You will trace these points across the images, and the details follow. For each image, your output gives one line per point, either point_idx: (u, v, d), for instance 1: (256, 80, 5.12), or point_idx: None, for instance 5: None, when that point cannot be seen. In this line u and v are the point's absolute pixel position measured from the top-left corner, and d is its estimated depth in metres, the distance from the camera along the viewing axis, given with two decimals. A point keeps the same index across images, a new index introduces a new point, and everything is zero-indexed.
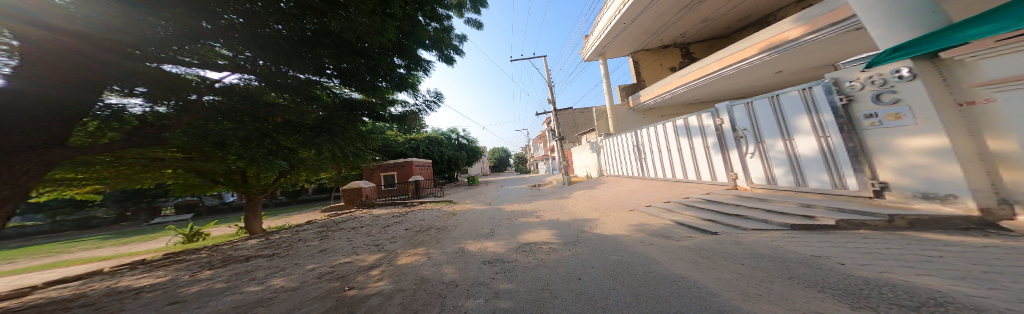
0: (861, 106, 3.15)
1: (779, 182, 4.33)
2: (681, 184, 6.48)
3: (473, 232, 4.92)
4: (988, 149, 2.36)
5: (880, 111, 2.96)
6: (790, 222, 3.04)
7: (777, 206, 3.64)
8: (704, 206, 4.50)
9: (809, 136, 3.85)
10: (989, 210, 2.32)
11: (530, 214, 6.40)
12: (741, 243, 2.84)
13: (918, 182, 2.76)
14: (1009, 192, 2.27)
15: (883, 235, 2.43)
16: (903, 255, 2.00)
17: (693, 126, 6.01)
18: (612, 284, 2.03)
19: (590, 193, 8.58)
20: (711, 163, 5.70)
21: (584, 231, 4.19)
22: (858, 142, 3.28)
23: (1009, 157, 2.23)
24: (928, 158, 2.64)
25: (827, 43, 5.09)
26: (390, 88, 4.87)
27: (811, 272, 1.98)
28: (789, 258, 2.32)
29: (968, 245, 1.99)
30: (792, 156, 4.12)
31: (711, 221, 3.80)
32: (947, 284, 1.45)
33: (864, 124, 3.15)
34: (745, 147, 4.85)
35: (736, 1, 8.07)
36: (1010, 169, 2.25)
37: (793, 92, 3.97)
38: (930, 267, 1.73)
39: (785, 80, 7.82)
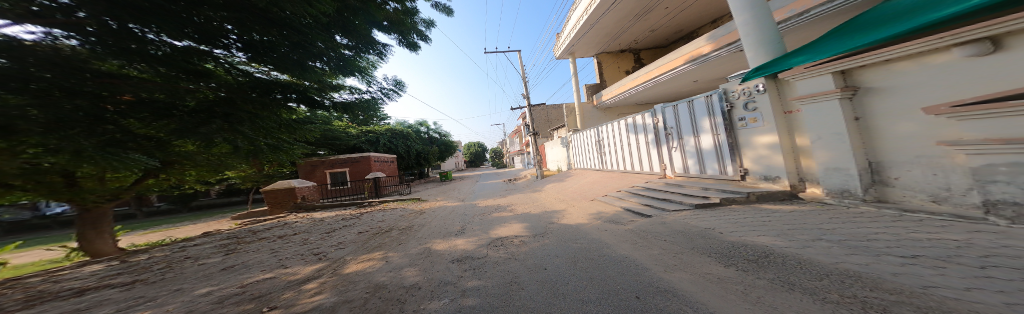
0: (737, 112, 4.13)
1: (691, 170, 5.34)
2: (629, 174, 7.40)
3: (441, 230, 4.67)
4: (798, 145, 3.44)
5: (747, 115, 3.94)
6: (694, 202, 3.81)
7: (687, 190, 4.53)
8: (640, 194, 5.30)
9: (709, 134, 4.82)
10: (794, 186, 3.44)
11: (503, 208, 6.45)
12: (665, 222, 3.45)
13: (761, 168, 3.83)
14: (805, 173, 3.41)
15: (743, 208, 3.28)
16: (752, 221, 2.74)
17: (638, 124, 6.91)
18: (573, 270, 2.19)
19: (560, 186, 9.07)
20: (649, 156, 6.65)
21: (553, 221, 4.46)
22: (735, 139, 4.27)
23: (808, 150, 3.30)
24: (768, 150, 3.66)
25: (729, 59, 6.43)
26: (330, 70, 4.17)
27: (704, 242, 2.53)
28: (693, 231, 2.92)
29: (784, 211, 2.85)
30: (698, 150, 5.11)
31: (648, 205, 4.51)
32: (773, 240, 2.05)
33: (738, 125, 4.15)
34: (671, 142, 5.81)
35: (672, 16, 9.53)
36: (807, 158, 3.33)
37: (702, 97, 4.82)
38: (764, 228, 2.43)
39: (701, 88, 9.64)
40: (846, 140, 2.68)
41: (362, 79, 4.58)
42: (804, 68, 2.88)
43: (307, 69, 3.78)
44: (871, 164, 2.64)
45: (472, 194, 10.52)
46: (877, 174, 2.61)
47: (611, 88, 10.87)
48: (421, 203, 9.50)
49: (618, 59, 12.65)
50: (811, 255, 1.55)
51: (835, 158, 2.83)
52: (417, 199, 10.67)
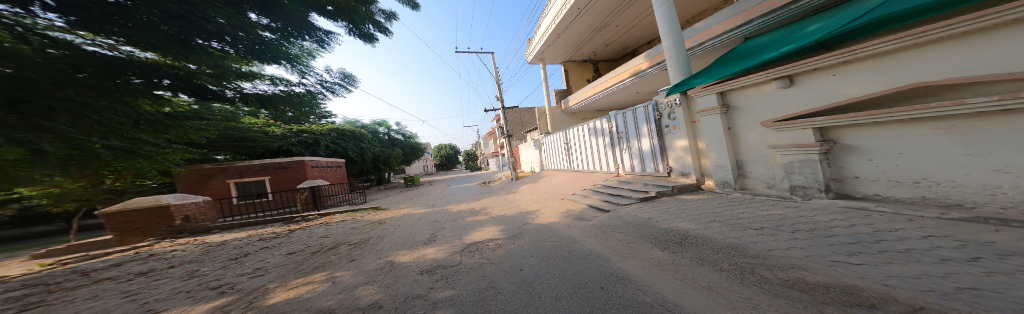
0: (663, 120, 4.99)
1: (636, 169, 6.04)
2: (592, 173, 7.97)
3: (410, 240, 4.43)
4: (699, 147, 4.52)
5: (669, 123, 4.85)
6: (638, 197, 4.40)
7: (633, 186, 5.17)
8: (598, 191, 5.87)
9: (646, 138, 5.54)
10: (699, 179, 4.51)
11: (479, 211, 6.42)
12: (620, 215, 3.92)
13: (679, 166, 4.83)
14: (702, 169, 4.55)
15: (673, 200, 3.94)
16: (681, 211, 3.33)
17: (596, 129, 7.56)
18: (546, 269, 2.36)
19: (533, 187, 9.30)
20: (604, 157, 7.28)
21: (527, 222, 4.59)
22: (662, 142, 5.07)
23: (705, 151, 4.38)
24: (683, 152, 4.63)
25: (661, 75, 7.50)
26: (239, 53, 3.54)
27: (648, 230, 2.99)
28: (640, 221, 3.41)
29: (698, 200, 3.52)
30: (639, 151, 5.82)
31: (606, 201, 5.00)
32: (695, 228, 2.61)
33: (664, 131, 5.02)
34: (621, 145, 6.48)
35: (622, 33, 10.70)
36: (705, 157, 4.43)
37: (641, 106, 5.52)
38: (687, 216, 2.99)
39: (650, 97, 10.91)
40: (724, 144, 3.89)
41: (294, 68, 4.14)
42: (699, 89, 4.02)
43: (193, 50, 3.01)
44: (740, 161, 3.88)
45: (443, 200, 10.15)
46: (741, 169, 3.87)
47: (575, 95, 11.62)
48: (383, 212, 8.81)
49: (582, 67, 13.52)
50: None
51: (722, 157, 3.97)
52: (376, 207, 9.80)
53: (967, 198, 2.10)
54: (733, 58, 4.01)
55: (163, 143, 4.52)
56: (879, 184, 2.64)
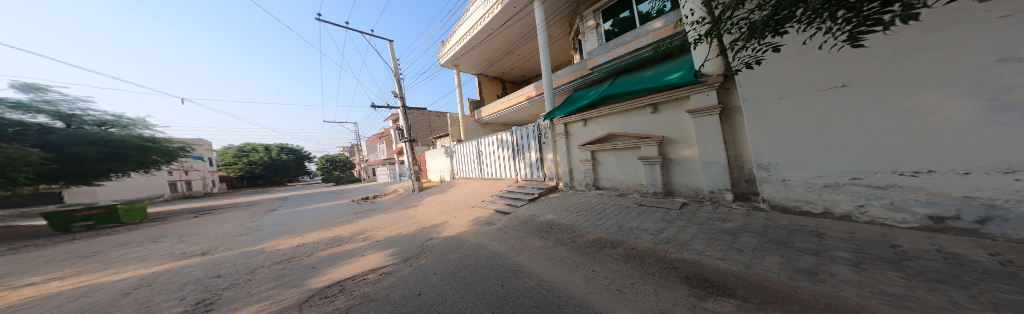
0: (540, 138, 6.43)
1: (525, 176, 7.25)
2: (497, 180, 8.77)
3: (202, 289, 2.65)
4: (555, 160, 6.10)
5: (544, 140, 6.28)
6: (529, 198, 5.52)
7: (525, 189, 6.30)
8: (502, 196, 6.58)
9: (531, 151, 6.81)
10: (554, 183, 6.07)
11: (351, 235, 4.75)
12: (517, 216, 4.66)
13: (548, 172, 6.29)
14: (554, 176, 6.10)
15: (552, 198, 5.32)
16: (559, 208, 4.49)
17: (500, 140, 8.45)
18: (449, 283, 2.26)
19: (441, 197, 9.02)
20: (506, 165, 8.25)
21: (429, 238, 4.08)
22: (541, 154, 6.46)
23: (557, 162, 6.03)
24: (550, 162, 6.17)
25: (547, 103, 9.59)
26: None
27: (535, 228, 3.76)
28: (532, 219, 4.24)
29: (562, 199, 5.04)
30: (528, 161, 7.04)
31: (506, 203, 5.81)
32: (567, 223, 3.67)
33: (541, 146, 6.42)
34: (516, 155, 7.55)
35: (525, 61, 12.70)
36: (558, 166, 6.07)
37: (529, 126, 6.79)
38: (563, 215, 4.05)
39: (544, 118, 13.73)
40: (565, 158, 5.71)
41: None
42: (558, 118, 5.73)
43: None
44: (570, 170, 5.72)
45: (310, 218, 7.56)
46: (571, 175, 5.69)
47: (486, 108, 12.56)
48: None
49: (493, 83, 14.61)
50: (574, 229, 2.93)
51: (565, 166, 5.77)
52: None
53: (625, 188, 4.70)
54: (574, 100, 5.87)
55: None
56: (608, 182, 5.01)
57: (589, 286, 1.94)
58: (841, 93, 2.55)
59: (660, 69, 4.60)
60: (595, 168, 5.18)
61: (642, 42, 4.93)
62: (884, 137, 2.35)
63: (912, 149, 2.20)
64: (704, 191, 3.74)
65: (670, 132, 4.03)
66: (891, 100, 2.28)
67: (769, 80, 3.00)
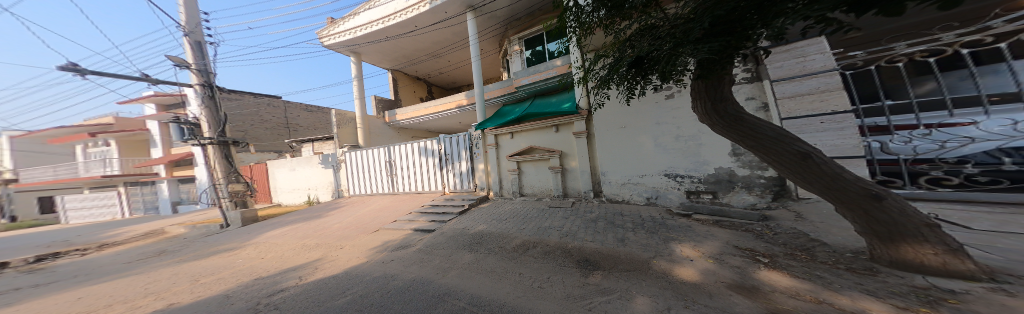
0: (469, 148, 6.49)
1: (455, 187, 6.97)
2: (420, 195, 7.78)
3: None
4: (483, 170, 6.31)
5: (475, 151, 6.44)
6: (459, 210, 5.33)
7: (454, 202, 6.08)
8: (424, 213, 5.93)
9: (462, 161, 6.71)
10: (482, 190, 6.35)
11: (116, 300, 2.63)
12: (444, 232, 4.41)
13: (479, 183, 6.40)
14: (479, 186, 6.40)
15: (479, 209, 5.33)
16: (488, 217, 4.59)
17: (426, 148, 7.62)
18: None
19: (314, 225, 6.14)
20: (430, 177, 7.61)
21: (276, 292, 2.55)
22: (472, 164, 6.50)
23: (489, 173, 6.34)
24: (479, 173, 6.33)
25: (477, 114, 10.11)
26: None
27: (463, 243, 3.67)
28: (461, 233, 4.12)
29: (488, 209, 5.21)
30: (459, 172, 6.85)
31: (431, 220, 5.29)
32: (496, 230, 3.82)
33: (473, 155, 6.48)
34: (446, 165, 7.17)
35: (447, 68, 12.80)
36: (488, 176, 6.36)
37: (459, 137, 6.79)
38: (491, 224, 4.18)
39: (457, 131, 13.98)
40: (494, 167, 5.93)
41: None
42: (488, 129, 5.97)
43: None
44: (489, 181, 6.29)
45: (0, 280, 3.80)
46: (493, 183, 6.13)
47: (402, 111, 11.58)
48: None
49: (413, 83, 13.61)
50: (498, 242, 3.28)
51: (488, 176, 6.25)
52: None
53: (540, 194, 5.37)
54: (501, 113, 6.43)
55: None
56: (529, 189, 5.53)
57: (516, 290, 2.11)
58: (618, 133, 4.44)
59: (557, 96, 5.75)
60: (520, 177, 5.63)
61: (551, 73, 5.93)
62: (629, 158, 4.37)
63: (637, 164, 4.31)
64: (584, 192, 4.81)
65: (564, 148, 4.97)
66: (634, 139, 4.31)
67: (599, 116, 4.59)
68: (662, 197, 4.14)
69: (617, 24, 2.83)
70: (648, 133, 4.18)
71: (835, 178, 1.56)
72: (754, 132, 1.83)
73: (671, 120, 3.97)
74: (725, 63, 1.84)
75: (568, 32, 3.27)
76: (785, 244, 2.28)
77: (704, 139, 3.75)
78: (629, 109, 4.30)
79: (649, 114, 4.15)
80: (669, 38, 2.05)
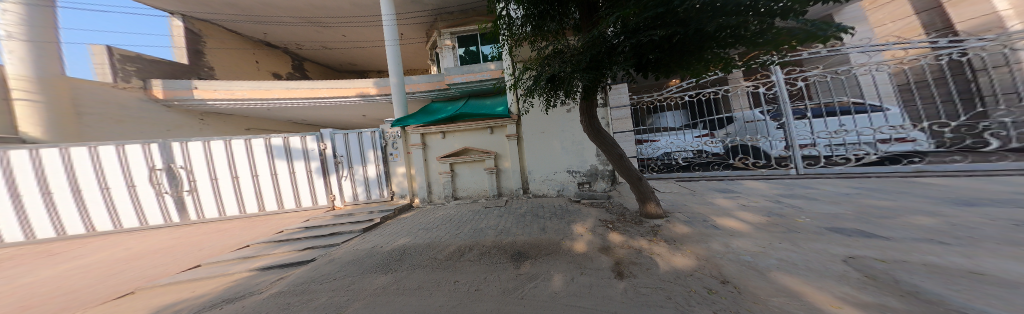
0: (387, 148, 6.07)
1: (359, 197, 6.26)
2: (275, 216, 6.13)
3: None
4: (403, 172, 6.07)
5: (392, 152, 6.04)
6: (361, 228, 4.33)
7: (356, 216, 5.20)
8: (288, 240, 4.29)
9: (371, 164, 6.14)
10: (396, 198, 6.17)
11: None
12: (335, 258, 3.36)
13: (399, 189, 6.09)
14: (395, 192, 6.13)
15: (386, 226, 4.50)
16: (400, 232, 3.97)
17: (298, 149, 6.29)
18: None
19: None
20: (310, 187, 6.35)
21: None
22: (386, 168, 6.11)
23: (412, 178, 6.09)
24: (399, 177, 6.05)
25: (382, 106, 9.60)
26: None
27: (371, 264, 3.00)
28: (365, 256, 3.31)
29: (398, 222, 4.57)
30: (364, 178, 6.21)
31: (309, 248, 3.85)
32: (415, 243, 3.46)
33: (389, 158, 6.06)
34: (342, 171, 6.31)
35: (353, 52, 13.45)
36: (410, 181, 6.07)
37: (354, 143, 6.22)
38: (405, 237, 3.71)
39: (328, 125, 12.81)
40: (422, 170, 5.51)
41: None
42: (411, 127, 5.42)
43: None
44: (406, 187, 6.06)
45: None
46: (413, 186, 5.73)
47: (219, 88, 8.68)
48: None
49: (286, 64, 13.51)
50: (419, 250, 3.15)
51: (407, 179, 6.05)
52: None
53: (476, 195, 5.50)
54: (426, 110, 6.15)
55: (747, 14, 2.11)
56: (463, 192, 5.52)
57: (459, 296, 2.05)
58: (534, 138, 5.12)
59: (484, 100, 6.30)
60: (453, 179, 5.51)
61: (484, 76, 6.49)
62: (541, 160, 5.14)
63: (546, 163, 5.14)
64: (515, 190, 5.34)
65: (498, 149, 5.33)
66: (545, 144, 5.09)
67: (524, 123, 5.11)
68: (566, 189, 5.11)
69: (537, 43, 3.39)
70: (557, 138, 5.03)
71: (626, 168, 3.13)
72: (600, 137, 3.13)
73: (570, 129, 4.98)
74: (597, 91, 2.91)
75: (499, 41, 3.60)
76: (616, 213, 3.72)
77: (586, 144, 4.97)
78: (543, 118, 5.04)
79: (557, 123, 5.02)
80: (569, 64, 2.78)
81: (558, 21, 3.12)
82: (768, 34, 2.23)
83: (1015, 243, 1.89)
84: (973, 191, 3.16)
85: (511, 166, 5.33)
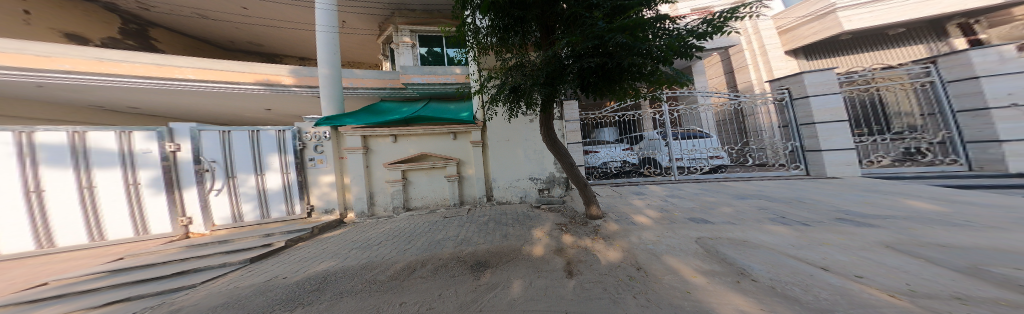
0: (307, 152, 5.27)
1: (245, 218, 4.88)
2: (40, 259, 3.83)
3: None
4: (331, 180, 5.42)
5: (315, 157, 5.31)
6: (249, 257, 3.43)
7: (241, 244, 4.06)
8: (72, 291, 2.69)
9: (276, 173, 5.05)
10: (309, 215, 5.27)
11: None
12: (182, 308, 2.23)
13: (323, 203, 5.36)
14: (313, 205, 5.32)
15: (282, 257, 3.53)
16: (303, 263, 3.11)
17: (114, 149, 4.27)
18: None
19: None
20: (136, 209, 4.34)
21: None
22: (303, 178, 5.24)
23: (347, 188, 5.55)
24: (328, 187, 5.39)
25: (294, 98, 7.86)
26: (519, 13, 3.04)
27: (263, 300, 2.21)
28: (248, 294, 2.38)
29: (303, 252, 3.65)
30: (259, 191, 4.96)
31: (120, 301, 2.47)
32: (336, 268, 2.79)
33: (308, 165, 5.29)
34: (210, 183, 4.69)
35: (247, 29, 10.54)
36: (346, 192, 5.56)
37: (237, 148, 4.84)
38: (315, 267, 2.88)
39: (172, 115, 9.16)
40: (363, 178, 5.09)
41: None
42: (350, 128, 4.98)
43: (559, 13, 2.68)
44: (334, 199, 5.40)
45: None
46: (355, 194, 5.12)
47: None
48: None
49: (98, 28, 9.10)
50: (341, 276, 2.55)
51: (333, 189, 5.39)
52: None
53: (434, 204, 5.35)
54: (375, 112, 6.11)
55: (655, 53, 2.83)
56: (418, 202, 5.31)
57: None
58: (498, 146, 5.17)
59: (439, 107, 6.29)
60: (405, 189, 5.26)
61: (448, 79, 7.00)
62: (501, 168, 5.20)
63: (508, 170, 5.20)
64: (479, 198, 5.36)
65: (462, 156, 5.39)
66: (509, 152, 5.17)
67: (493, 131, 5.18)
68: (527, 195, 5.24)
69: (503, 54, 3.68)
70: (521, 147, 5.18)
71: (576, 175, 3.62)
72: (556, 145, 3.55)
73: (532, 140, 5.18)
74: (551, 103, 3.33)
75: (465, 47, 3.78)
76: (571, 216, 4.14)
77: (545, 152, 5.22)
78: (507, 126, 5.15)
79: (521, 132, 5.18)
80: (528, 78, 3.11)
81: (521, 35, 3.43)
82: (654, 75, 3.04)
83: (769, 223, 3.36)
84: (745, 190, 5.27)
85: (471, 172, 5.43)
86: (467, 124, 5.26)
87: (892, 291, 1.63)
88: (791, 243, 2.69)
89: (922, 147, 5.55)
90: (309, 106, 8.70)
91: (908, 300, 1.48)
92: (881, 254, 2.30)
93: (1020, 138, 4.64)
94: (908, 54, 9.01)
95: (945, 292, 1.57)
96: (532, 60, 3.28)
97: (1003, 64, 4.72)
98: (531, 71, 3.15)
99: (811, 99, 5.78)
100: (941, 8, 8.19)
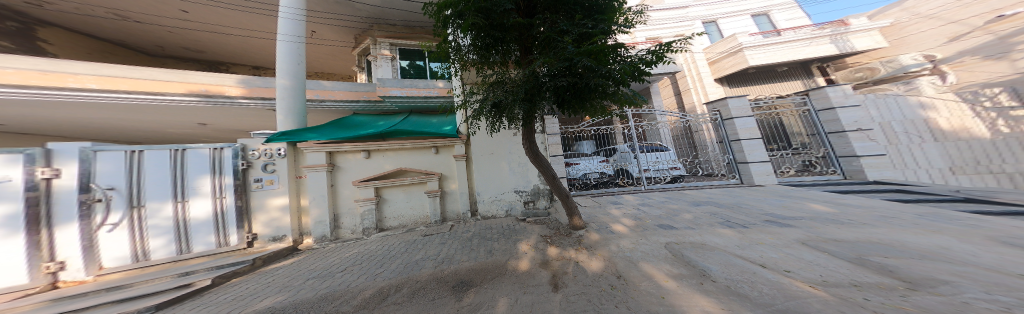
0: (253, 172, 4.56)
1: (153, 255, 3.85)
2: None
3: None
4: (283, 203, 4.73)
5: (263, 178, 4.61)
6: (154, 303, 2.61)
7: (145, 288, 3.15)
8: None
9: (204, 198, 4.16)
10: (248, 246, 4.40)
11: None
12: None
13: (271, 230, 4.60)
14: (257, 234, 4.51)
15: (202, 301, 2.77)
16: (236, 303, 2.48)
17: None
18: None
19: None
20: None
21: None
22: (243, 203, 4.42)
23: (306, 212, 4.93)
24: (280, 211, 4.69)
25: (241, 111, 6.83)
26: (499, 32, 3.17)
27: None
28: None
29: (234, 290, 2.92)
30: (179, 221, 4.00)
31: None
32: (286, 303, 2.29)
33: (253, 186, 4.53)
34: (103, 214, 3.63)
35: (182, 35, 9.22)
36: (305, 216, 4.94)
37: (150, 172, 3.92)
38: (254, 306, 2.32)
39: (47, 131, 7.07)
40: (326, 199, 4.50)
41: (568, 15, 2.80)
42: (314, 144, 4.46)
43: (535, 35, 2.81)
44: (285, 225, 4.69)
45: None
46: (315, 217, 4.46)
47: None
48: None
49: None
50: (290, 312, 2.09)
51: (285, 213, 4.70)
52: None
53: (412, 223, 4.97)
54: (346, 126, 5.64)
55: (621, 77, 3.12)
56: (394, 221, 4.89)
57: None
58: (483, 160, 5.07)
59: (416, 121, 6.00)
60: (378, 208, 4.82)
61: (430, 93, 6.82)
62: (484, 182, 5.04)
63: (493, 183, 5.05)
64: (463, 214, 5.08)
65: (444, 170, 5.16)
66: (494, 165, 5.09)
67: (478, 143, 5.07)
68: (512, 209, 5.11)
69: (484, 70, 3.74)
70: (506, 160, 5.15)
71: (558, 188, 3.67)
72: (537, 159, 3.57)
73: (516, 153, 5.19)
74: (529, 118, 3.36)
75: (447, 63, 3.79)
76: (555, 227, 4.12)
77: (529, 165, 5.24)
78: (490, 139, 5.13)
79: (505, 146, 5.18)
80: (508, 94, 3.17)
81: (502, 54, 3.50)
82: (616, 95, 3.38)
83: (722, 227, 3.71)
84: (700, 198, 5.86)
85: (454, 185, 5.18)
86: (451, 137, 5.08)
87: (812, 283, 1.90)
88: (737, 244, 3.01)
89: (813, 160, 6.82)
90: (258, 120, 7.64)
91: (827, 290, 1.72)
92: (799, 250, 2.68)
93: (870, 153, 6.09)
94: (792, 87, 11.52)
95: (848, 281, 1.87)
96: (511, 77, 3.36)
97: (846, 99, 6.48)
98: (509, 87, 3.24)
99: (736, 120, 6.93)
100: (805, 54, 10.85)
